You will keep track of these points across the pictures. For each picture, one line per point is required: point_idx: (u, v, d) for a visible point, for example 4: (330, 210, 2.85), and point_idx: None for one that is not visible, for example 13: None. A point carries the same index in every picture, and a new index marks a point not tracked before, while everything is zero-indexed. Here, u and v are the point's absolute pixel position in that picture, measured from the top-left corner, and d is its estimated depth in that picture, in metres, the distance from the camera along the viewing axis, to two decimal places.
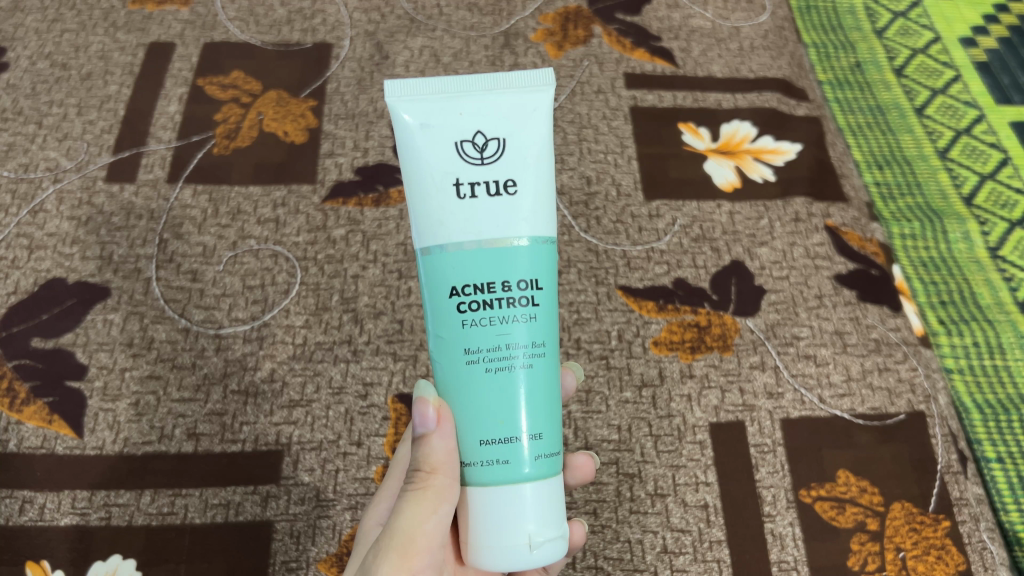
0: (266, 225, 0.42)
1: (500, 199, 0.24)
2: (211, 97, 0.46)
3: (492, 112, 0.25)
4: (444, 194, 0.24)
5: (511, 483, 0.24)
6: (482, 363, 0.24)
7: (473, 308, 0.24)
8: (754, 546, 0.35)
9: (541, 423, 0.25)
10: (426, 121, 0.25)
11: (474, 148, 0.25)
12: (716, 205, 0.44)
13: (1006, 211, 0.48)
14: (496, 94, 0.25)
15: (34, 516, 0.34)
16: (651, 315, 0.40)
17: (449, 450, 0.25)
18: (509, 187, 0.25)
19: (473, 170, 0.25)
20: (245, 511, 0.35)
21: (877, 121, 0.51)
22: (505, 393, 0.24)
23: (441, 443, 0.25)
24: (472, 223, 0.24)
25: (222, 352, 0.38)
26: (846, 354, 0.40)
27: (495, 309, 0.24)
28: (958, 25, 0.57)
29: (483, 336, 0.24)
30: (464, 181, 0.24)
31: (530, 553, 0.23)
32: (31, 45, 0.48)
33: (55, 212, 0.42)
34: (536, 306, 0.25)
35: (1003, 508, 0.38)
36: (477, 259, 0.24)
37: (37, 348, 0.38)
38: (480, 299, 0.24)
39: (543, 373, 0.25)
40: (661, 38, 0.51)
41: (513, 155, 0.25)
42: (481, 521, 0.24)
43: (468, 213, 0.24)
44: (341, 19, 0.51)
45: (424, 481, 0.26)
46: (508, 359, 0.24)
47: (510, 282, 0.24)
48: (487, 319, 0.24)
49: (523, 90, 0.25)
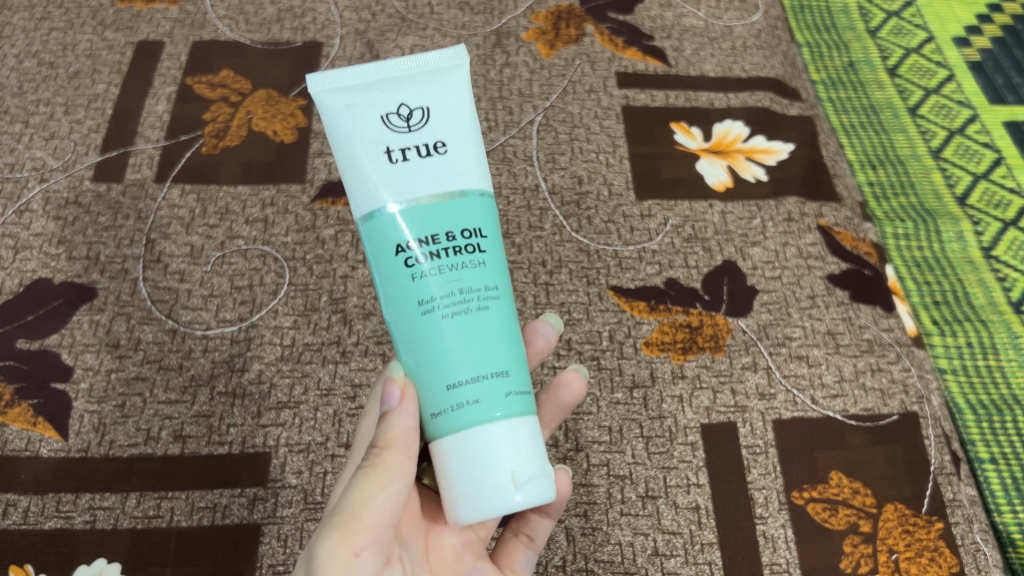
0: (254, 225, 0.41)
1: (434, 158, 0.25)
2: (199, 97, 0.46)
3: (413, 86, 0.26)
4: (377, 163, 0.25)
5: (485, 423, 0.24)
6: (437, 311, 0.25)
7: (421, 261, 0.25)
8: (746, 548, 0.34)
9: (505, 361, 0.25)
10: (348, 104, 0.26)
11: (400, 119, 0.25)
12: (709, 204, 0.44)
13: (999, 210, 0.48)
14: (413, 70, 0.26)
15: (17, 520, 0.33)
16: (643, 315, 0.40)
17: (409, 425, 0.25)
18: (439, 147, 0.25)
19: (402, 137, 0.25)
20: (232, 514, 0.34)
21: (870, 120, 0.51)
22: (462, 338, 0.25)
23: (400, 420, 0.25)
24: (411, 184, 0.25)
25: (210, 353, 0.38)
26: (839, 355, 0.40)
27: (444, 258, 0.25)
28: (952, 24, 0.57)
29: (436, 285, 0.25)
30: (395, 149, 0.25)
31: (516, 495, 0.23)
32: (18, 44, 0.48)
33: (41, 213, 0.41)
34: (484, 252, 0.26)
35: (997, 510, 0.38)
36: (424, 214, 0.25)
37: (22, 350, 0.37)
38: (428, 251, 0.25)
39: (499, 315, 0.26)
40: (653, 37, 0.51)
41: (440, 119, 0.26)
42: (459, 472, 0.24)
43: (404, 177, 0.25)
44: (332, 18, 0.50)
45: (376, 457, 0.25)
46: (461, 304, 0.25)
47: (455, 232, 0.25)
48: (436, 269, 0.25)
49: (438, 65, 0.26)
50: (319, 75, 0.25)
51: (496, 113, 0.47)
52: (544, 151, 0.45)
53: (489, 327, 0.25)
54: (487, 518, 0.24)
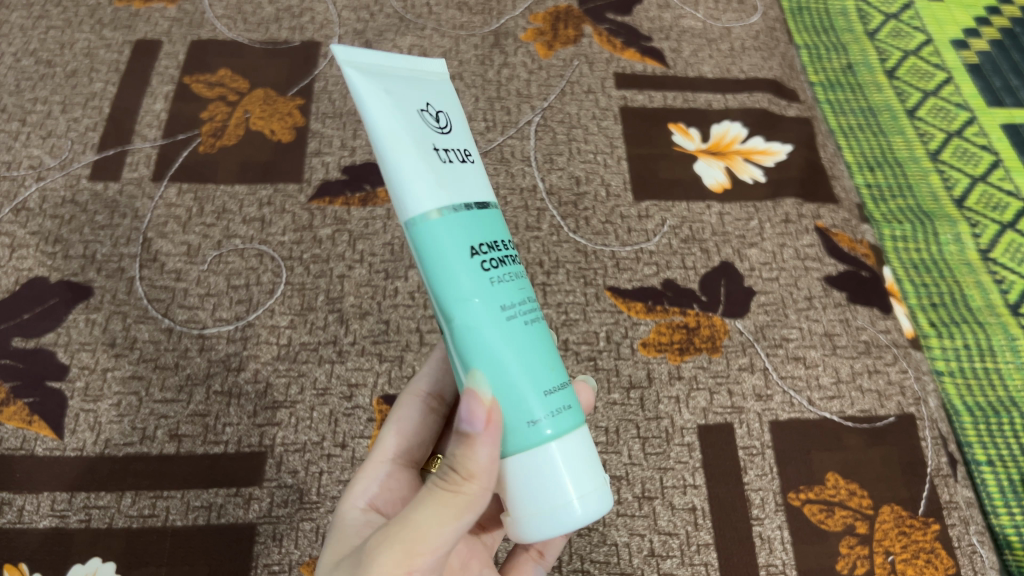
0: (251, 224, 0.41)
1: (471, 164, 0.25)
2: (197, 96, 0.46)
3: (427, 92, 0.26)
4: (427, 154, 0.24)
5: (576, 427, 0.24)
6: (518, 317, 0.24)
7: (495, 264, 0.23)
8: (742, 549, 0.34)
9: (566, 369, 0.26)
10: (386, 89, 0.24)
11: (434, 117, 0.25)
12: (706, 205, 0.44)
13: (997, 213, 0.48)
14: (424, 77, 0.26)
15: (12, 518, 0.33)
16: (640, 316, 0.40)
17: (493, 460, 0.23)
18: (472, 155, 0.25)
19: (444, 137, 0.25)
20: (227, 513, 0.34)
21: (869, 122, 0.51)
22: (535, 349, 0.24)
23: (486, 453, 0.23)
24: (465, 184, 0.24)
25: (206, 352, 0.38)
26: (836, 356, 0.39)
27: (511, 265, 0.24)
28: (950, 26, 0.57)
29: (512, 291, 0.24)
30: (441, 147, 0.24)
31: (578, 509, 0.23)
32: (16, 42, 0.47)
33: (38, 211, 0.41)
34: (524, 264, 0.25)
35: (993, 512, 0.38)
36: (480, 216, 0.24)
37: (17, 348, 0.37)
38: (497, 255, 0.24)
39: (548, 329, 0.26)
40: (651, 38, 0.51)
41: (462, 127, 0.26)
42: (522, 490, 0.23)
43: (457, 176, 0.24)
44: (330, 18, 0.50)
45: (455, 486, 0.23)
46: (532, 313, 0.24)
47: (507, 241, 0.25)
48: (507, 275, 0.24)
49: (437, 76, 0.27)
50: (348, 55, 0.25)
51: (494, 113, 0.47)
52: (543, 152, 0.45)
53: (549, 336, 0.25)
54: (549, 535, 0.23)
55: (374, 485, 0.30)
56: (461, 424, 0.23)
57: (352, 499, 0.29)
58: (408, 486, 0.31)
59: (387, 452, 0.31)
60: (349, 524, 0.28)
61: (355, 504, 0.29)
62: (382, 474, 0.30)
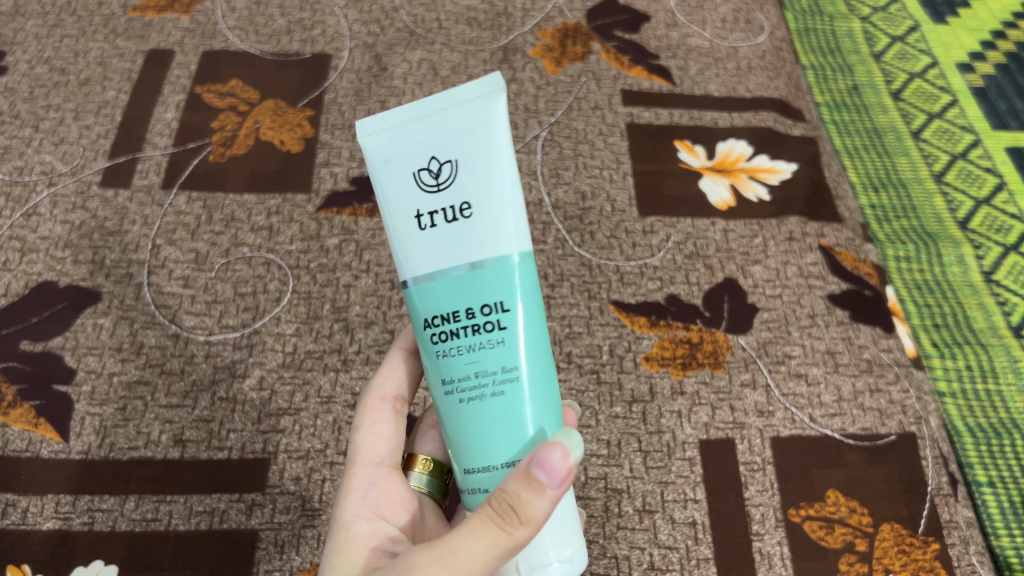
0: (259, 233, 0.42)
1: (457, 223, 0.24)
2: (209, 106, 0.47)
3: (443, 132, 0.24)
4: (404, 226, 0.25)
5: None
6: (456, 395, 0.25)
7: (441, 338, 0.25)
8: (743, 564, 0.34)
9: (479, 442, 0.25)
10: (384, 155, 0.25)
11: (430, 176, 0.24)
12: (711, 222, 0.44)
13: (1001, 235, 0.48)
14: (450, 112, 0.24)
15: (16, 520, 0.33)
16: (643, 330, 0.40)
17: (545, 511, 0.22)
18: (464, 210, 0.24)
19: (431, 199, 0.24)
20: (229, 519, 0.34)
21: (873, 143, 0.52)
22: (473, 426, 0.25)
23: (544, 505, 0.22)
24: (438, 253, 0.24)
25: (212, 358, 0.38)
26: (838, 374, 0.40)
27: (463, 338, 0.24)
28: (956, 50, 0.58)
29: (453, 366, 0.25)
30: (424, 212, 0.24)
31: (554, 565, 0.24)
32: (31, 50, 0.48)
33: (49, 216, 0.42)
34: (505, 330, 0.24)
35: (994, 533, 0.38)
36: (458, 285, 0.24)
37: (25, 351, 0.38)
38: (448, 329, 0.25)
39: (509, 399, 0.24)
40: (658, 56, 0.52)
41: (467, 175, 0.24)
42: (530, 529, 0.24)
43: (435, 244, 0.24)
44: (341, 31, 0.51)
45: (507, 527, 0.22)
46: (477, 389, 0.24)
47: (472, 308, 0.24)
48: (457, 349, 0.25)
49: (470, 101, 0.24)
50: (371, 122, 0.25)
51: None
52: (549, 166, 0.46)
53: (502, 416, 0.24)
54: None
55: (370, 493, 0.29)
56: (535, 469, 0.22)
57: (351, 511, 0.28)
58: (403, 486, 0.30)
59: (375, 456, 0.30)
60: (357, 539, 0.27)
61: (357, 515, 0.28)
62: (376, 479, 0.29)
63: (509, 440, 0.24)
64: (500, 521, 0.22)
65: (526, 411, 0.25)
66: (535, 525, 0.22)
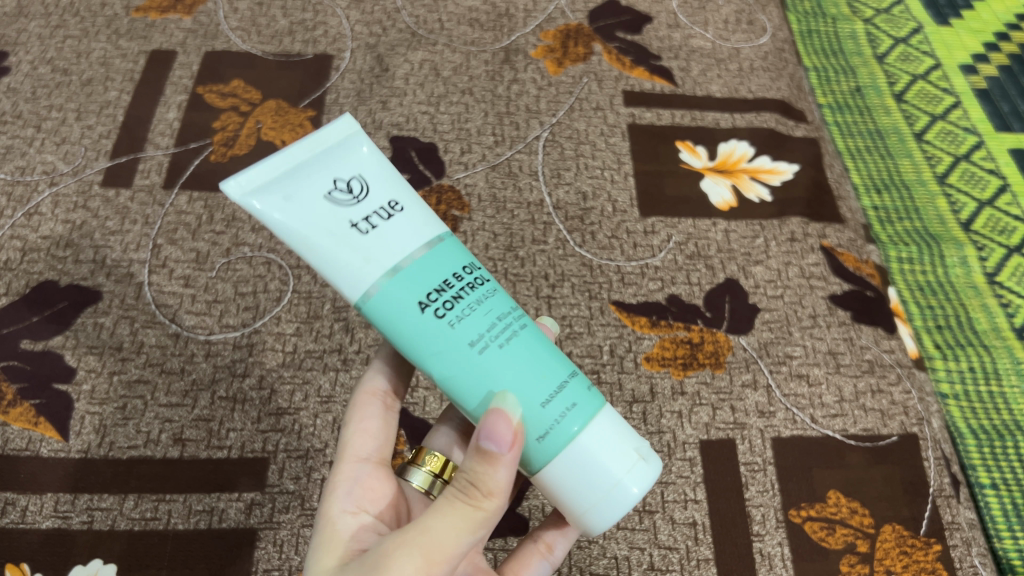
0: (260, 233, 0.42)
1: (395, 216, 0.25)
2: (210, 106, 0.47)
3: (334, 160, 0.25)
4: (347, 240, 0.24)
5: (572, 439, 0.25)
6: (491, 343, 0.24)
7: (448, 309, 0.24)
8: (743, 564, 0.34)
9: (534, 368, 0.25)
10: (285, 194, 0.24)
11: (343, 194, 0.25)
12: (712, 223, 0.44)
13: (1004, 236, 0.48)
14: (325, 148, 0.25)
15: (15, 518, 0.33)
16: (644, 331, 0.40)
17: (504, 471, 0.24)
18: (396, 205, 0.25)
19: (356, 208, 0.25)
20: (229, 518, 0.34)
21: (876, 144, 0.52)
22: (516, 367, 0.24)
23: (505, 474, 0.24)
24: (393, 245, 0.25)
25: (212, 358, 0.38)
26: (840, 375, 0.39)
27: (467, 296, 0.24)
28: (959, 51, 0.57)
29: (473, 323, 0.24)
30: (355, 222, 0.25)
31: (634, 487, 0.25)
32: (33, 50, 0.49)
33: (50, 215, 0.42)
34: (491, 280, 0.26)
35: (997, 535, 0.38)
36: (433, 263, 0.25)
37: (26, 350, 0.38)
38: (449, 297, 0.24)
39: (534, 331, 0.26)
40: (660, 57, 0.52)
41: (377, 182, 0.26)
42: (593, 467, 0.25)
43: (382, 241, 0.25)
44: (343, 32, 0.51)
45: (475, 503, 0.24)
46: (506, 330, 0.25)
47: (458, 272, 0.25)
48: (468, 309, 0.24)
49: (338, 137, 0.26)
50: (239, 181, 0.24)
51: (503, 128, 0.47)
52: (550, 167, 0.46)
53: (532, 345, 0.25)
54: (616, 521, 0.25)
55: (355, 488, 0.29)
56: (493, 443, 0.23)
57: (337, 506, 0.28)
58: (386, 481, 0.30)
59: (362, 452, 0.30)
60: (343, 532, 0.27)
61: (343, 509, 0.28)
62: (361, 475, 0.29)
63: (547, 362, 0.25)
64: (465, 497, 0.24)
65: (542, 337, 0.26)
66: (500, 495, 0.24)
